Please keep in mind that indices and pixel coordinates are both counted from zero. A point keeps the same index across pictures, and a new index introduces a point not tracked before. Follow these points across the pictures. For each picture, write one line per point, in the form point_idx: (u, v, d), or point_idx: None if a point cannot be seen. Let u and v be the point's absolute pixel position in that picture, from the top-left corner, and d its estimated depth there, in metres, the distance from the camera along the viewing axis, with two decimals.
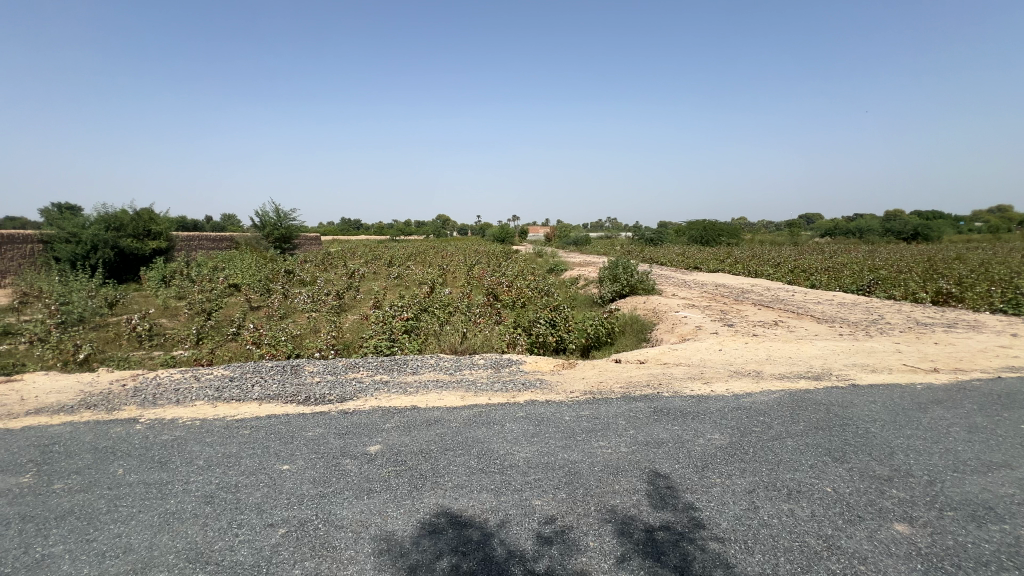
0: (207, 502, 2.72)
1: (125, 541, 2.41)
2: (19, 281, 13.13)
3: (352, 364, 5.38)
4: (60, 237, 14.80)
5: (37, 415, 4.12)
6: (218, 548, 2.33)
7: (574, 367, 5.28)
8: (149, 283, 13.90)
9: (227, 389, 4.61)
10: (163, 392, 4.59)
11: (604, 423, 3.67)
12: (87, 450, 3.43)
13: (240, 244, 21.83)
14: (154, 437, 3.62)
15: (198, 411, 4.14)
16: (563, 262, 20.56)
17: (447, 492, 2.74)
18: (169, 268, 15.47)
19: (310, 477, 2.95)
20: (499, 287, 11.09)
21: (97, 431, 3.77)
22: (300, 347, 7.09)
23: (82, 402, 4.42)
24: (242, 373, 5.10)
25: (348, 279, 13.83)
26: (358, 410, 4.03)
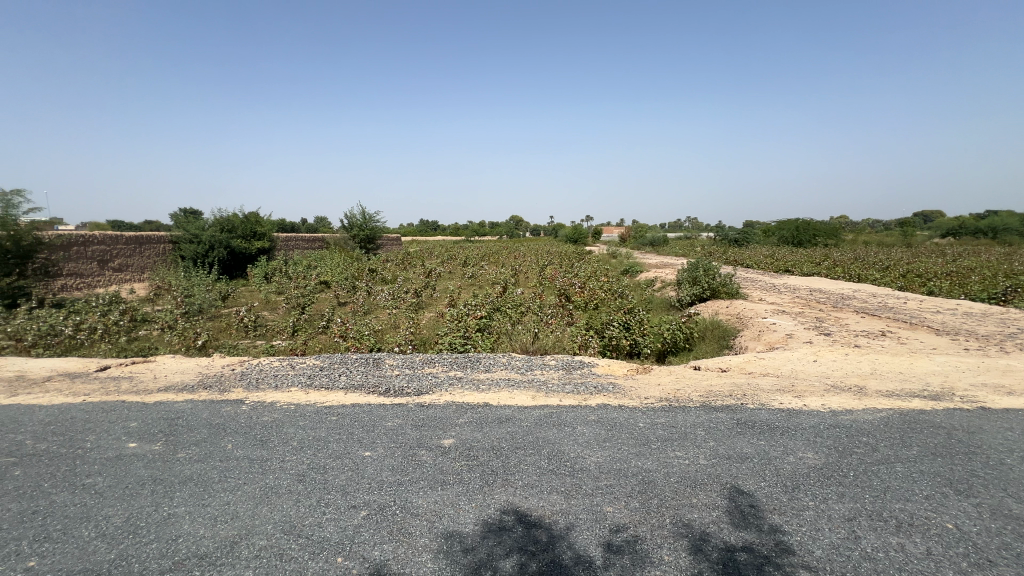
0: (300, 480, 2.97)
1: (233, 509, 2.69)
2: (153, 276, 15.24)
3: (428, 359, 5.62)
4: (185, 238, 16.99)
5: (165, 392, 4.76)
6: (308, 523, 2.53)
7: (648, 372, 5.09)
8: (254, 279, 15.49)
9: (318, 377, 5.02)
10: (265, 377, 5.11)
11: (681, 432, 3.51)
12: (204, 425, 3.90)
13: (331, 244, 23.69)
14: (257, 417, 4.03)
15: (294, 396, 4.54)
16: (639, 263, 19.94)
17: (517, 491, 2.76)
18: (270, 265, 17.13)
19: (389, 464, 3.12)
20: (571, 287, 11.00)
21: (211, 409, 4.27)
22: (381, 342, 7.52)
23: (200, 382, 5.05)
24: (331, 363, 5.53)
25: (426, 278, 14.43)
26: (434, 404, 4.20)
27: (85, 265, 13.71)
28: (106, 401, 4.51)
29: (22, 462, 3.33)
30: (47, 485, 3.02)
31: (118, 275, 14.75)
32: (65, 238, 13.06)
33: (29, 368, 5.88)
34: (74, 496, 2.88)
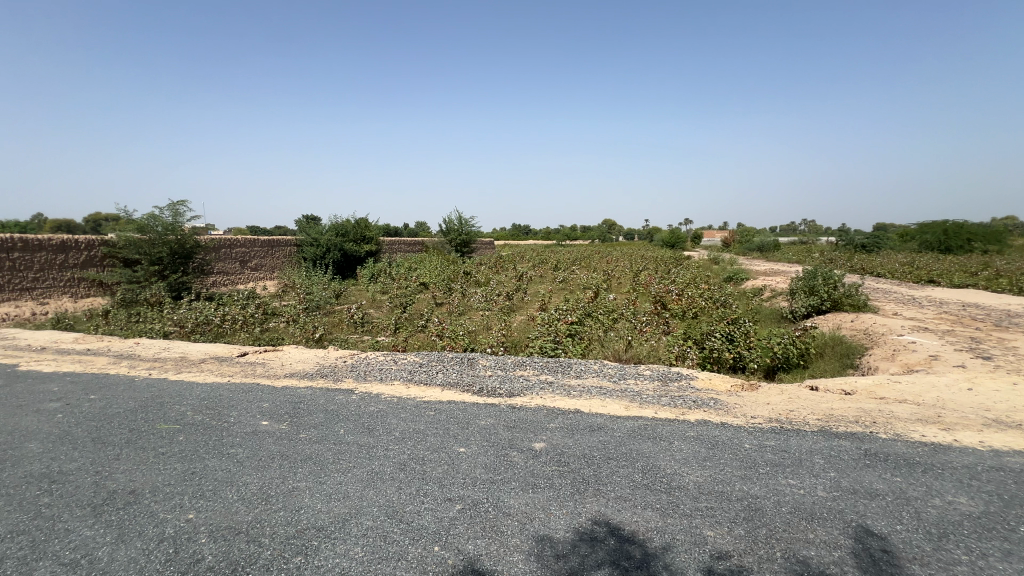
0: (401, 469, 3.18)
1: (344, 489, 2.96)
2: (282, 275, 17.34)
3: (520, 362, 5.71)
4: (308, 242, 19.10)
5: (291, 378, 5.40)
6: (409, 510, 2.70)
7: (755, 389, 4.68)
8: (362, 279, 16.91)
9: (417, 373, 5.34)
10: (371, 370, 5.57)
11: (795, 458, 3.18)
12: (321, 410, 4.35)
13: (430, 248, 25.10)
14: (365, 407, 4.39)
15: (397, 389, 4.88)
16: (744, 270, 18.44)
17: (609, 502, 2.70)
18: (376, 267, 18.56)
19: (482, 462, 3.22)
20: (668, 293, 10.48)
21: (327, 396, 4.74)
22: (474, 342, 7.79)
23: (318, 371, 5.64)
24: (429, 360, 5.85)
25: (517, 281, 14.69)
26: (525, 406, 4.26)
27: (230, 264, 16.03)
28: (245, 383, 5.23)
29: (184, 429, 3.98)
30: (202, 451, 3.57)
31: (255, 273, 17.03)
32: (217, 241, 15.38)
33: (189, 350, 7.01)
34: (222, 462, 3.37)
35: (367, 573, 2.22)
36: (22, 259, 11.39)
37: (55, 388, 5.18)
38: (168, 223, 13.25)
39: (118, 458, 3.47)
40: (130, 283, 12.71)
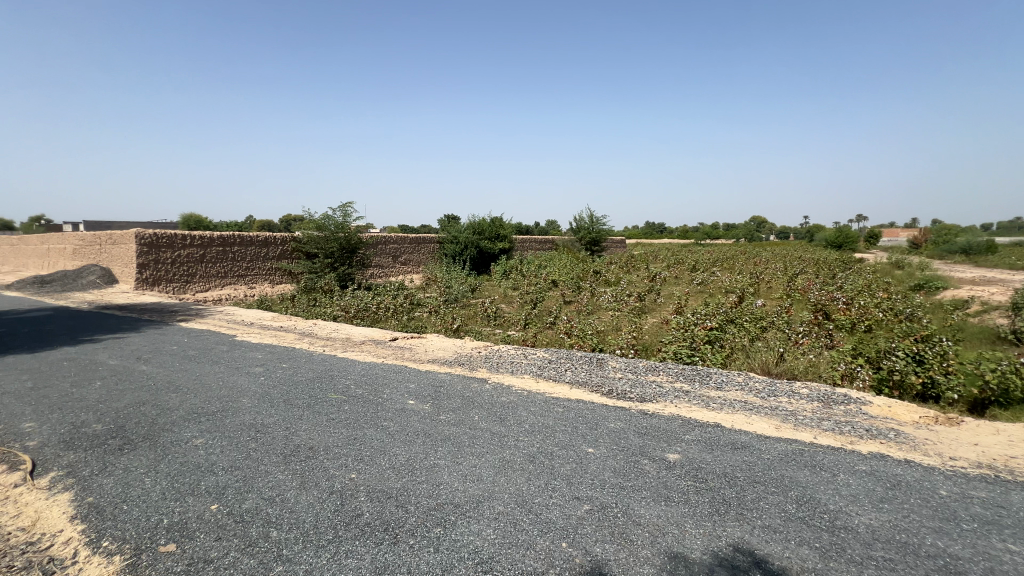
0: (531, 461, 3.27)
1: (478, 471, 3.15)
2: (427, 270, 19.12)
3: (652, 366, 5.46)
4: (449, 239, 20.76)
5: (433, 363, 5.94)
6: (538, 503, 2.76)
7: (955, 425, 3.79)
8: (495, 276, 17.79)
9: (547, 369, 5.45)
10: (503, 362, 5.84)
11: (1018, 519, 2.49)
12: (459, 395, 4.68)
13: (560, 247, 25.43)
14: (498, 397, 4.62)
15: (527, 383, 5.03)
16: (940, 277, 15.08)
17: (755, 530, 2.43)
18: (509, 264, 19.38)
19: (612, 466, 3.16)
20: (832, 302, 9.07)
21: (464, 383, 5.10)
22: (603, 343, 7.66)
23: (456, 359, 6.10)
24: (558, 357, 5.92)
25: (649, 282, 14.02)
26: (658, 414, 4.05)
27: (385, 259, 18.21)
28: (397, 365, 5.89)
29: (349, 400, 4.63)
30: (363, 420, 4.12)
31: (404, 267, 19.09)
32: (376, 239, 17.58)
33: (353, 332, 8.14)
34: (377, 433, 3.84)
35: (498, 555, 2.32)
36: (238, 252, 14.68)
37: (259, 356, 6.42)
38: (340, 222, 15.31)
39: (301, 418, 4.18)
40: (310, 273, 15.18)
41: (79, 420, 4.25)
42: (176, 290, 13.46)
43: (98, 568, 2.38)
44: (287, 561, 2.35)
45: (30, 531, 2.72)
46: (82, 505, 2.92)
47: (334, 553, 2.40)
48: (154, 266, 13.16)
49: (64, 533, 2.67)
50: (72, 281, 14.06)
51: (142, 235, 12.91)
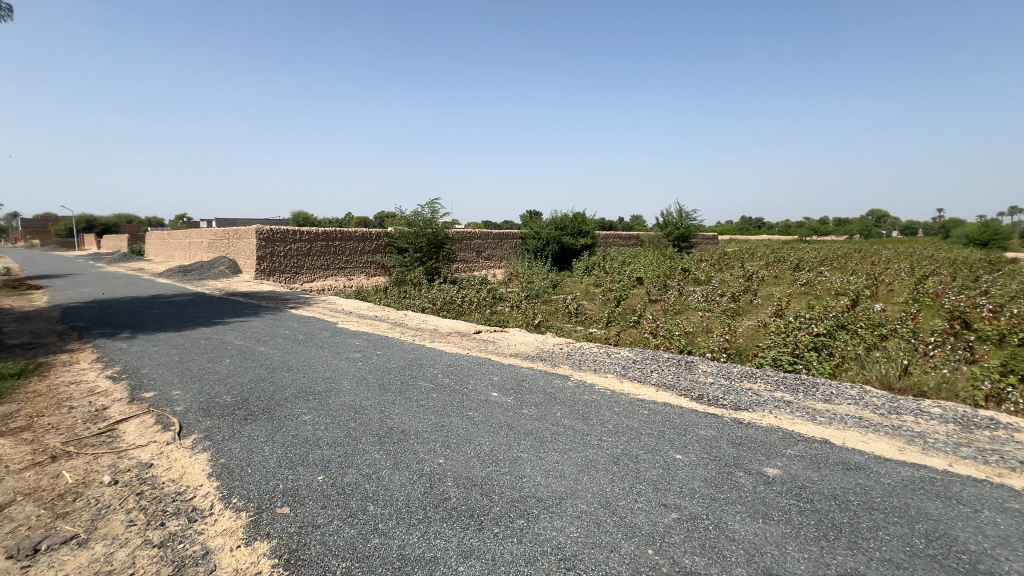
0: (615, 462, 3.21)
1: (561, 468, 3.15)
2: (509, 265, 19.44)
3: (748, 372, 5.08)
4: (532, 235, 20.94)
5: (515, 357, 6.04)
6: (622, 505, 2.70)
7: None
8: (577, 272, 17.62)
9: (631, 369, 5.30)
10: (586, 360, 5.78)
11: None
12: (541, 390, 4.71)
13: (646, 243, 24.56)
14: (580, 394, 4.57)
15: (611, 383, 4.92)
16: None
17: (872, 562, 2.17)
18: (591, 260, 19.07)
19: (702, 475, 3.00)
20: (973, 309, 7.78)
21: (546, 378, 5.12)
22: (692, 344, 7.26)
23: (538, 354, 6.14)
24: (643, 358, 5.72)
25: (745, 282, 13.03)
26: (754, 424, 3.77)
27: (470, 254, 18.90)
28: (480, 357, 6.07)
29: (437, 389, 4.86)
30: (450, 409, 4.30)
31: (488, 263, 19.67)
32: (461, 234, 18.27)
33: (440, 324, 8.51)
34: (463, 421, 3.99)
35: (581, 554, 2.31)
36: (340, 246, 16.01)
37: (357, 343, 6.96)
38: (428, 218, 15.93)
39: (394, 403, 4.47)
40: (401, 267, 16.11)
41: (213, 391, 4.90)
42: (287, 280, 15.05)
43: (229, 521, 2.73)
44: (383, 535, 2.53)
45: (179, 482, 3.20)
46: (216, 465, 3.38)
47: (424, 532, 2.54)
48: (271, 259, 14.80)
49: (203, 487, 3.11)
50: (207, 270, 16.24)
51: (261, 231, 14.58)
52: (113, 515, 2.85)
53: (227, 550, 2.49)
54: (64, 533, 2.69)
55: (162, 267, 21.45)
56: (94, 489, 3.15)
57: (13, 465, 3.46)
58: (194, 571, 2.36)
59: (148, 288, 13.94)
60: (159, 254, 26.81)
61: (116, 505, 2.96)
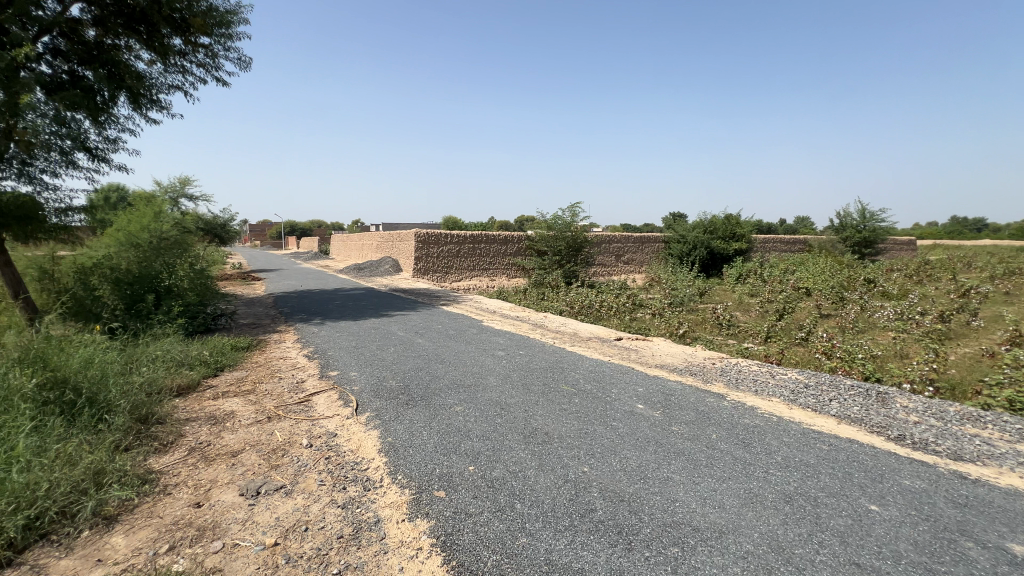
0: (788, 501, 2.78)
1: (719, 498, 2.85)
2: (650, 270, 18.58)
3: (972, 415, 4.01)
4: (676, 239, 19.79)
5: (661, 369, 5.70)
6: (799, 554, 2.32)
7: None
8: (728, 280, 16.07)
9: (802, 395, 4.59)
10: (744, 379, 5.18)
11: None
12: (692, 408, 4.35)
13: (816, 249, 21.36)
14: (739, 417, 4.10)
15: (776, 407, 4.33)
16: None
17: None
18: (746, 267, 17.20)
19: (909, 536, 2.43)
20: None
21: (697, 396, 4.71)
22: (882, 372, 6.04)
23: (687, 368, 5.71)
24: (818, 384, 4.91)
25: (959, 298, 10.43)
26: (985, 482, 2.95)
27: (608, 258, 18.98)
28: (623, 366, 5.86)
29: (578, 394, 4.82)
30: (593, 416, 4.21)
31: (626, 267, 19.58)
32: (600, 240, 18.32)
33: (580, 328, 8.47)
34: (607, 431, 3.87)
35: None
36: (485, 248, 17.04)
37: (501, 341, 7.28)
38: (568, 222, 16.00)
39: (538, 404, 4.53)
40: (541, 269, 16.48)
41: (381, 375, 5.57)
42: (438, 278, 16.53)
43: (396, 495, 3.05)
44: (530, 535, 2.56)
45: (357, 453, 3.68)
46: (384, 442, 3.81)
47: (570, 540, 2.51)
48: (427, 259, 16.41)
49: (375, 460, 3.53)
50: (376, 268, 18.67)
51: (420, 234, 16.25)
52: (309, 474, 3.40)
53: (394, 522, 2.77)
54: (276, 482, 3.28)
55: (343, 264, 25.30)
56: (296, 449, 3.80)
57: (243, 420, 4.37)
58: (368, 534, 2.67)
59: (333, 282, 16.55)
60: (340, 252, 31.69)
61: (311, 465, 3.53)
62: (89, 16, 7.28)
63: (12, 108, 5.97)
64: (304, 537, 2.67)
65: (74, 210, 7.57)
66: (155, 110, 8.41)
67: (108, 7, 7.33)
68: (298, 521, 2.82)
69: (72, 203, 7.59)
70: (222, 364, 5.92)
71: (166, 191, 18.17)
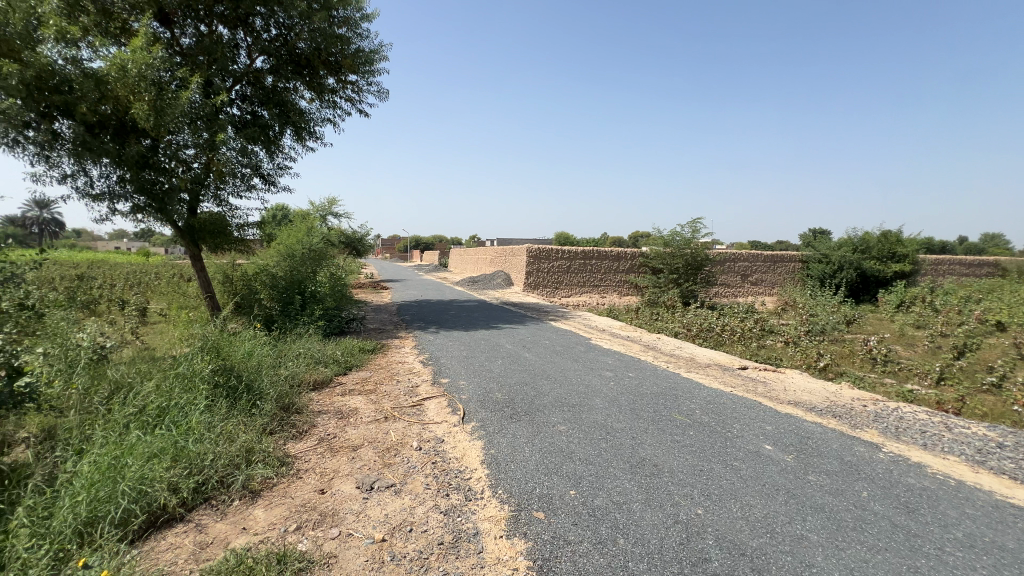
0: None
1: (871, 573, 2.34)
2: (783, 293, 16.60)
3: None
4: (815, 258, 17.77)
5: (795, 406, 4.97)
6: None
7: None
8: (885, 308, 13.67)
9: (994, 458, 3.64)
10: (906, 429, 4.28)
11: None
12: (835, 456, 3.71)
13: (1013, 274, 17.21)
14: (900, 475, 3.38)
15: (955, 468, 3.49)
16: None
17: None
18: (910, 292, 14.48)
19: None
20: None
21: (843, 442, 4.01)
22: None
23: (829, 408, 4.90)
24: (1019, 445, 3.86)
25: None
26: None
27: (732, 277, 17.46)
28: (748, 399, 5.23)
29: (694, 426, 4.40)
30: (710, 453, 3.80)
31: (754, 287, 17.87)
32: (723, 258, 16.91)
33: (697, 353, 7.81)
34: (727, 471, 3.46)
35: None
36: (596, 264, 16.77)
37: (610, 362, 7.01)
38: (687, 238, 15.02)
39: (647, 432, 4.23)
40: (655, 287, 15.69)
41: (488, 387, 5.71)
42: (549, 293, 16.64)
43: (495, 509, 3.04)
44: None
45: (461, 461, 3.78)
46: (487, 453, 3.86)
47: None
48: (538, 274, 16.64)
49: (477, 471, 3.58)
50: (489, 282, 19.41)
51: (532, 249, 16.54)
52: (416, 476, 3.56)
53: (492, 537, 2.75)
54: (388, 480, 3.49)
55: (459, 277, 26.79)
56: (406, 450, 4.02)
57: (365, 417, 4.76)
58: (467, 546, 2.68)
59: (450, 293, 17.58)
60: (457, 265, 33.53)
61: (419, 468, 3.69)
62: (268, 66, 8.69)
63: (212, 145, 7.31)
64: (408, 538, 2.78)
65: (250, 225, 9.02)
66: (311, 140, 9.72)
67: (282, 57, 8.70)
68: (403, 521, 2.95)
69: (249, 220, 9.05)
70: (350, 363, 6.57)
71: (318, 210, 20.96)
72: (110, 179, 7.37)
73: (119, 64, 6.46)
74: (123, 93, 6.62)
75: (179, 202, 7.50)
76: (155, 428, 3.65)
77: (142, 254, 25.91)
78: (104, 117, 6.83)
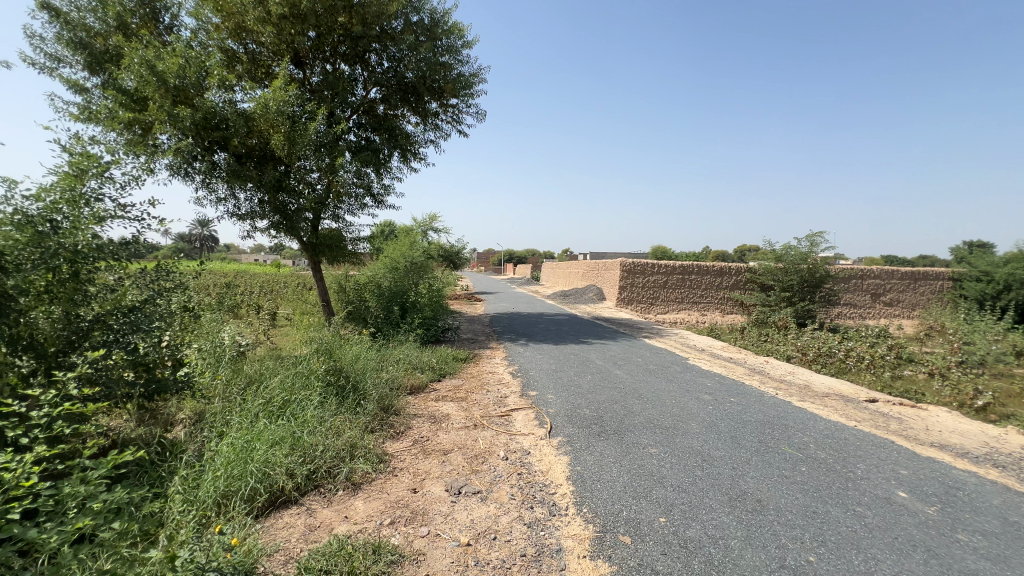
0: None
1: None
2: (927, 316, 14.23)
3: None
4: (972, 276, 15.03)
5: (941, 450, 4.21)
6: None
7: None
8: None
9: None
10: None
11: None
12: (995, 515, 3.07)
13: None
14: None
15: None
16: None
17: None
18: None
19: None
20: None
21: (1007, 499, 3.30)
22: None
23: (988, 456, 4.07)
24: None
25: None
26: None
27: (860, 297, 15.39)
28: (877, 436, 4.55)
29: (806, 461, 3.93)
30: (826, 493, 3.36)
31: (888, 309, 15.60)
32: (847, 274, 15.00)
33: (813, 381, 6.97)
34: (847, 517, 3.03)
35: None
36: (696, 280, 15.86)
37: (709, 385, 6.53)
38: (803, 252, 13.55)
39: (750, 463, 3.87)
40: (764, 306, 14.38)
41: (576, 402, 5.63)
42: (643, 309, 16.03)
43: (579, 528, 2.98)
44: None
45: (547, 475, 3.76)
46: (573, 470, 3.80)
47: None
48: (632, 289, 16.14)
49: (562, 487, 3.53)
50: (581, 296, 19.24)
51: (625, 264, 16.10)
52: (501, 485, 3.61)
53: (575, 555, 2.69)
54: (474, 486, 3.58)
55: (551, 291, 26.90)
56: (494, 459, 4.10)
57: (456, 424, 4.95)
58: (549, 561, 2.65)
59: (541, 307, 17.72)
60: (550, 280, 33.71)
61: (505, 477, 3.74)
62: (380, 96, 9.59)
63: (332, 168, 8.20)
64: (491, 545, 2.82)
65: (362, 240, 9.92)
66: (415, 160, 10.48)
67: (392, 87, 9.54)
68: (488, 528, 3.01)
69: (361, 235, 9.95)
70: (444, 371, 6.90)
71: (420, 225, 22.49)
72: (254, 201, 8.62)
73: (263, 103, 7.54)
74: (265, 127, 7.73)
75: (305, 219, 8.52)
76: (278, 418, 4.15)
77: (275, 266, 29.75)
78: (250, 149, 8.15)
